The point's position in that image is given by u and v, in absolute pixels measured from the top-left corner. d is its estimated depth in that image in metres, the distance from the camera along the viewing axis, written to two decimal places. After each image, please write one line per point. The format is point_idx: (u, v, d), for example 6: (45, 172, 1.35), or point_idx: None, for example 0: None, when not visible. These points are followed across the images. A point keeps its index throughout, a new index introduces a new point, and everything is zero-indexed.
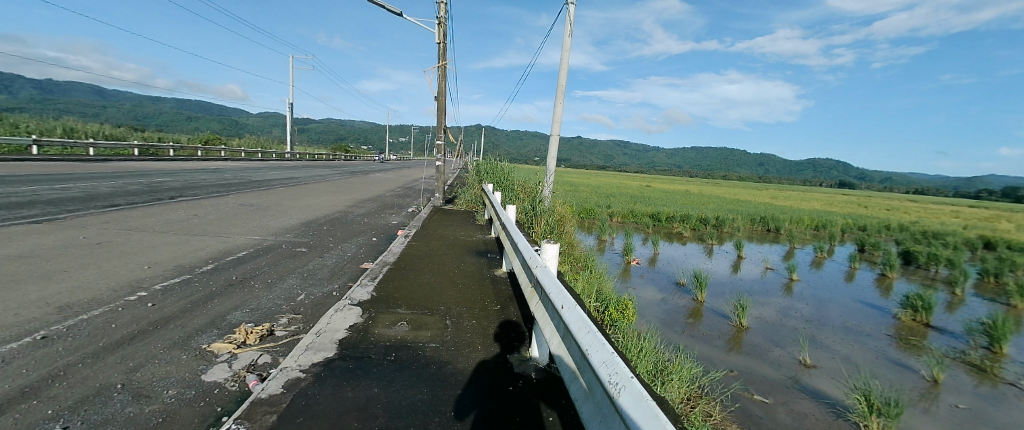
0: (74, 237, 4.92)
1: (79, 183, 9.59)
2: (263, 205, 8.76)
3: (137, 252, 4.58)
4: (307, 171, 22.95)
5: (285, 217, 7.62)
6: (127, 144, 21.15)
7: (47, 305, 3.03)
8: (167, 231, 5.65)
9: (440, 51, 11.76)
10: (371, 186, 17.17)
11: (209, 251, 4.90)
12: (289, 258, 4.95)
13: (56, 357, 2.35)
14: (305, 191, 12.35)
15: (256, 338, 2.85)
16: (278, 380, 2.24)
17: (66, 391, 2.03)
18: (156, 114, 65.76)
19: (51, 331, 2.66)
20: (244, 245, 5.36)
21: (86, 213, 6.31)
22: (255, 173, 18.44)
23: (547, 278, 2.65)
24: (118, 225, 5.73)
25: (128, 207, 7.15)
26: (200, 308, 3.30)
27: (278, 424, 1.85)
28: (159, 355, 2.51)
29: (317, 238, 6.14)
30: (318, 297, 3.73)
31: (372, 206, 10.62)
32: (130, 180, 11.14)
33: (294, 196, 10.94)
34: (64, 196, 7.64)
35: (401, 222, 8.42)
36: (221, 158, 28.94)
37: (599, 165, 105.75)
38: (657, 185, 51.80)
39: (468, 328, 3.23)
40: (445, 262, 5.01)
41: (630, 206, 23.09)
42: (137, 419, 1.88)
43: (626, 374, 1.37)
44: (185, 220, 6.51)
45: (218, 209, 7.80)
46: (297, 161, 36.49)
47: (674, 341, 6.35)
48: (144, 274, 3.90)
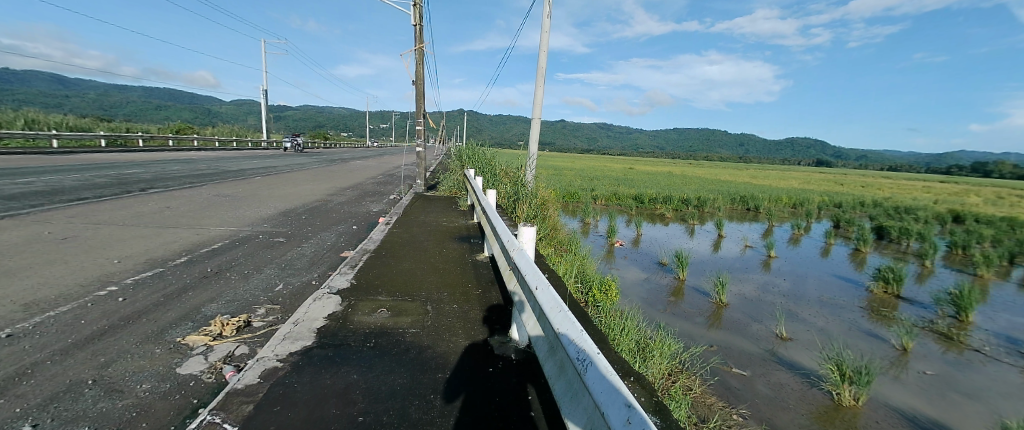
0: (38, 232, 4.73)
1: (42, 177, 9.17)
2: (240, 196, 8.55)
3: (106, 246, 4.44)
4: (285, 160, 22.37)
5: (263, 207, 7.47)
6: (94, 136, 20.30)
7: (11, 302, 2.93)
8: (138, 224, 5.48)
9: (417, 34, 11.43)
10: (353, 174, 16.87)
11: (180, 244, 4.77)
12: (267, 249, 4.86)
13: (23, 356, 2.29)
14: (283, 181, 12.06)
15: (233, 330, 2.81)
16: (255, 370, 2.22)
17: (35, 389, 1.99)
18: (123, 103, 62.89)
19: (16, 329, 2.57)
20: (220, 236, 5.24)
21: (50, 207, 6.07)
22: (230, 163, 17.83)
23: (524, 261, 2.66)
24: (84, 219, 5.53)
25: (95, 200, 6.89)
26: (175, 301, 3.24)
27: (254, 413, 1.85)
28: (132, 350, 2.47)
29: (296, 228, 6.04)
30: (296, 287, 3.70)
31: (353, 194, 10.46)
32: (97, 173, 10.69)
33: (272, 186, 10.68)
34: (25, 191, 7.30)
35: (383, 209, 8.33)
36: (194, 148, 28.00)
37: (584, 149, 105.81)
38: (640, 168, 52.17)
39: (448, 313, 3.25)
40: (426, 248, 5.00)
41: (614, 189, 23.26)
42: (110, 413, 1.86)
43: (594, 351, 1.41)
44: (157, 212, 6.32)
45: (192, 201, 7.57)
46: (276, 150, 35.58)
47: (656, 320, 6.52)
48: (113, 269, 3.79)
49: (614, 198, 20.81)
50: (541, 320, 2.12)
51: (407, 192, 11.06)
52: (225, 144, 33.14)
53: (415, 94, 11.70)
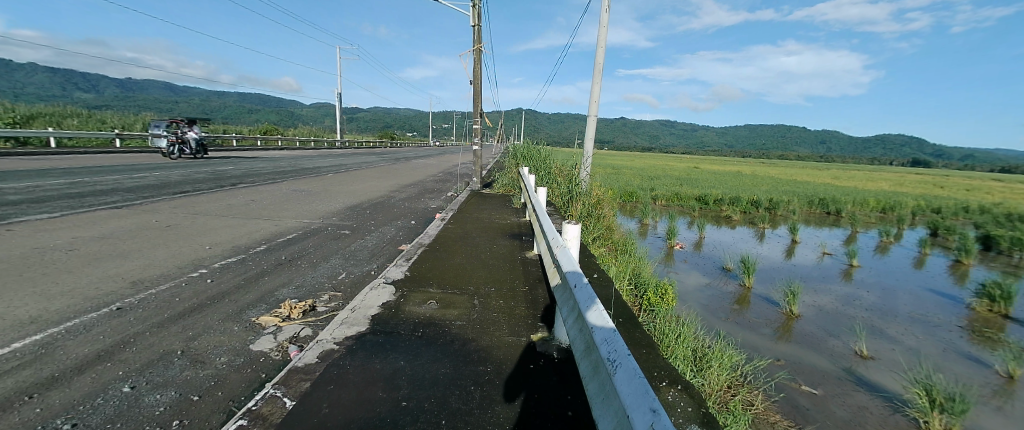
0: (149, 221, 5.52)
1: (156, 173, 10.70)
2: (313, 191, 9.34)
3: (201, 234, 5.06)
4: (355, 158, 24.11)
5: (333, 202, 8.11)
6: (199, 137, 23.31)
7: (122, 280, 3.44)
8: (227, 215, 6.19)
9: (476, 35, 11.70)
10: (415, 172, 17.72)
11: (260, 233, 5.33)
12: (333, 240, 5.26)
13: (130, 326, 2.70)
14: (351, 178, 12.97)
15: (299, 313, 3.03)
16: (314, 350, 2.44)
17: (135, 355, 2.34)
18: (221, 108, 71.56)
19: (125, 303, 3.03)
20: (293, 228, 5.77)
21: (157, 199, 7.02)
22: (308, 161, 19.55)
23: (566, 259, 2.61)
24: (185, 210, 6.34)
25: (193, 193, 7.86)
26: (254, 285, 3.61)
27: (310, 391, 2.08)
28: (214, 326, 2.79)
29: (360, 222, 6.48)
30: (356, 276, 3.96)
31: (414, 191, 10.99)
32: (198, 170, 12.22)
33: (341, 183, 11.55)
34: (141, 184, 8.53)
35: (439, 206, 8.68)
36: (279, 147, 31.11)
37: (640, 148, 101.91)
38: (704, 167, 49.11)
39: (495, 308, 3.15)
40: (478, 244, 5.06)
41: (675, 189, 22.07)
42: (194, 381, 2.18)
43: (625, 352, 1.36)
44: (243, 205, 7.10)
45: (272, 195, 8.39)
46: (348, 148, 38.53)
47: (717, 328, 6.09)
48: (205, 254, 4.32)
49: (676, 198, 19.78)
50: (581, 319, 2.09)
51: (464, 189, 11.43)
52: (305, 143, 36.46)
53: (472, 94, 12.01)
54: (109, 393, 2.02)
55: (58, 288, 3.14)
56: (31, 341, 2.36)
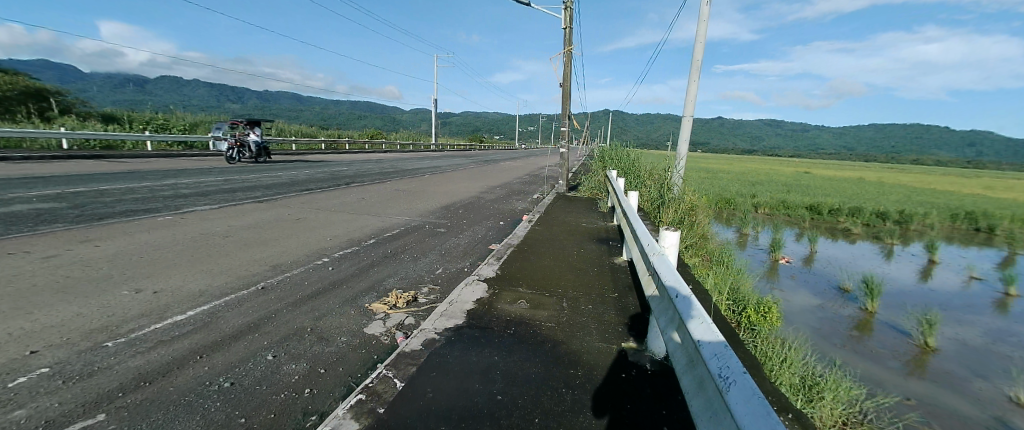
0: (285, 213, 6.42)
1: (288, 172, 12.45)
2: (411, 191, 10.14)
3: (324, 227, 5.76)
4: (447, 161, 25.66)
5: (429, 201, 8.72)
6: (317, 141, 26.51)
7: (267, 263, 4.05)
8: (343, 211, 6.95)
9: (567, 37, 11.71)
10: (501, 174, 18.22)
11: (370, 228, 5.90)
12: (430, 237, 5.63)
13: (273, 302, 3.18)
14: (445, 179, 13.86)
15: (404, 302, 3.31)
16: (418, 338, 2.64)
17: (277, 329, 2.78)
18: (326, 115, 81.11)
19: (269, 282, 3.56)
20: (397, 224, 6.31)
21: (290, 195, 8.16)
22: (408, 163, 21.31)
23: (664, 266, 2.52)
24: (311, 205, 7.28)
25: (316, 190, 9.00)
26: (365, 274, 4.01)
27: (416, 375, 2.26)
28: (336, 308, 3.16)
29: (454, 221, 6.85)
30: (452, 272, 4.19)
31: (501, 192, 11.37)
32: (319, 170, 13.97)
33: (436, 183, 12.39)
34: (278, 182, 9.99)
35: (526, 208, 8.86)
36: (383, 150, 34.35)
37: (726, 150, 94.10)
38: (814, 172, 43.59)
39: (584, 312, 3.13)
40: (565, 246, 5.04)
41: (783, 197, 19.87)
42: (320, 355, 2.55)
43: (739, 369, 1.25)
44: (355, 201, 7.95)
45: (378, 194, 9.27)
46: (439, 151, 40.92)
47: (827, 354, 5.41)
48: (328, 245, 4.90)
49: (782, 207, 17.83)
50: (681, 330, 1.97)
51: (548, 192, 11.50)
52: (405, 146, 39.58)
53: (561, 97, 12.07)
54: (258, 359, 2.47)
55: (220, 266, 3.82)
56: (202, 309, 2.97)
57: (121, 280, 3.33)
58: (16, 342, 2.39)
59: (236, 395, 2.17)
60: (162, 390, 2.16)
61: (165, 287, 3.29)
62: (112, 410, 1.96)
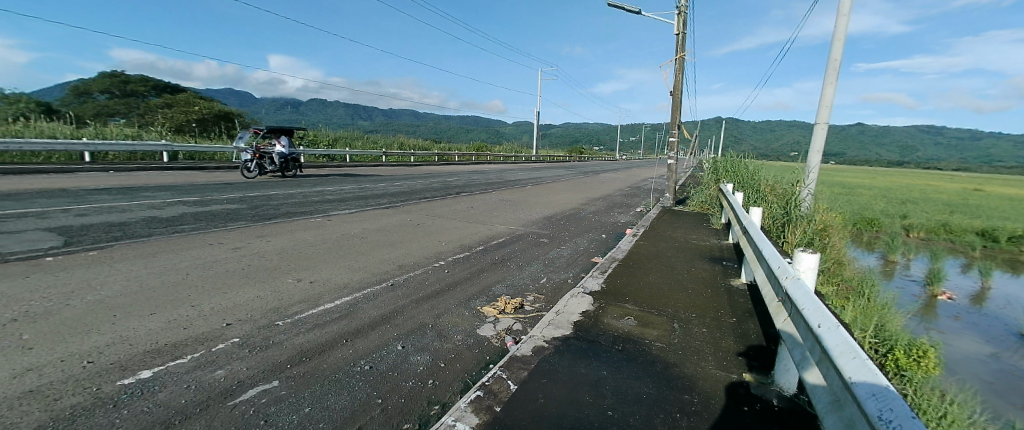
0: (407, 218, 7.11)
1: (408, 181, 13.82)
2: (514, 201, 10.53)
3: (441, 232, 6.25)
4: (548, 172, 26.06)
5: (531, 211, 8.97)
6: (429, 153, 28.82)
7: (395, 262, 4.54)
8: (456, 218, 7.47)
9: (679, 43, 10.90)
10: (601, 185, 17.86)
11: (480, 235, 6.27)
12: (534, 247, 5.78)
13: (401, 298, 3.59)
14: (547, 190, 14.17)
15: (512, 308, 3.47)
16: (528, 344, 2.76)
17: (405, 323, 3.15)
18: (428, 128, 88.71)
19: (397, 279, 4.02)
20: (502, 232, 6.59)
21: (410, 202, 9.04)
22: (511, 174, 22.20)
23: (800, 292, 2.28)
24: (428, 211, 7.96)
25: (431, 198, 9.82)
26: (477, 278, 4.27)
27: (527, 379, 2.35)
28: (453, 308, 3.44)
29: (556, 231, 6.95)
30: (556, 282, 4.26)
31: (602, 205, 11.21)
32: (432, 180, 15.29)
33: (537, 194, 12.73)
34: (400, 190, 11.13)
35: (628, 221, 8.61)
36: (487, 161, 36.19)
37: (856, 160, 80.58)
38: (1003, 190, 34.69)
39: (698, 336, 2.96)
40: (673, 263, 4.78)
41: (953, 221, 16.12)
42: (440, 351, 2.81)
43: (907, 413, 0.98)
44: (465, 210, 8.52)
45: (484, 203, 9.81)
46: (537, 162, 41.53)
47: (1006, 415, 4.34)
48: (444, 248, 5.32)
49: (951, 232, 14.53)
50: (827, 364, 1.65)
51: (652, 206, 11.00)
52: (505, 158, 40.94)
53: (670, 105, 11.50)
54: (390, 348, 2.83)
55: (359, 262, 4.43)
56: (345, 299, 3.49)
57: (288, 269, 4.07)
58: (223, 315, 3.13)
59: (374, 377, 2.51)
60: (319, 366, 2.60)
61: (318, 277, 3.92)
62: (285, 376, 2.48)
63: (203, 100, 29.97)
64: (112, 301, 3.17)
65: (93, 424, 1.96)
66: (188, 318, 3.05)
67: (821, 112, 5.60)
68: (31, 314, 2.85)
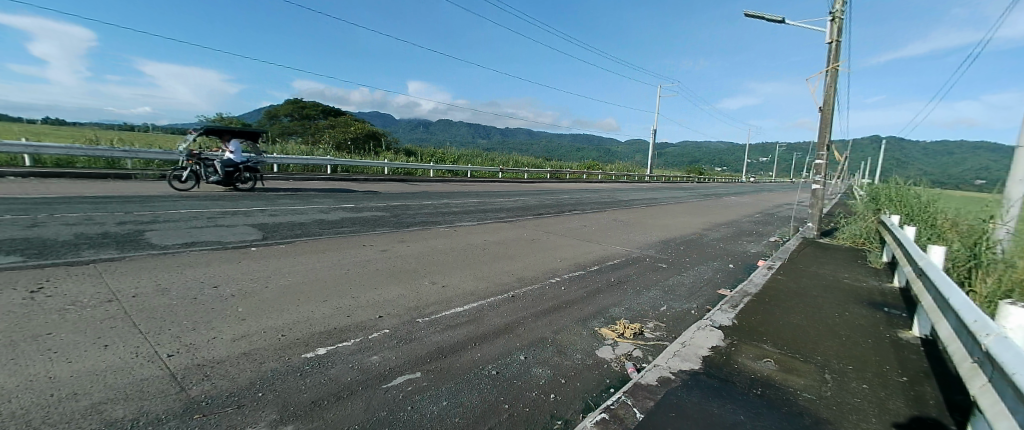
0: (525, 233, 7.45)
1: (524, 198, 14.42)
2: (628, 222, 10.31)
3: (557, 248, 6.41)
4: (663, 193, 24.78)
5: (646, 233, 8.69)
6: (541, 170, 29.40)
7: (516, 275, 4.82)
8: (571, 236, 7.59)
9: (830, 53, 8.98)
10: (726, 210, 16.26)
11: (595, 254, 6.27)
12: (651, 271, 5.59)
13: (522, 310, 3.84)
14: (663, 212, 13.54)
15: (631, 334, 3.45)
16: (653, 374, 2.71)
17: (525, 335, 3.35)
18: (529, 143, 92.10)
19: (517, 292, 4.30)
20: (617, 253, 6.52)
21: (527, 217, 9.46)
22: (623, 193, 21.69)
23: (1004, 348, 1.79)
24: (544, 227, 8.23)
25: (545, 215, 10.13)
26: (594, 298, 4.32)
27: (654, 409, 2.29)
28: (572, 327, 3.54)
29: (674, 257, 6.63)
30: (677, 311, 4.09)
31: (727, 231, 10.31)
32: (547, 197, 15.73)
33: (653, 215, 12.25)
34: (518, 205, 11.71)
35: (758, 252, 7.77)
36: (599, 179, 35.73)
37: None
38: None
39: (857, 392, 2.59)
40: (818, 305, 4.22)
41: None
42: (561, 366, 2.91)
43: None
44: (578, 228, 8.62)
45: (597, 222, 9.79)
46: (650, 183, 39.46)
47: None
48: (561, 265, 5.46)
49: None
50: None
51: (790, 236, 9.71)
52: (617, 177, 39.73)
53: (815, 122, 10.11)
54: (513, 357, 3.02)
55: (483, 271, 4.82)
56: (471, 306, 3.87)
57: (423, 273, 4.63)
58: (372, 308, 3.71)
59: (500, 383, 2.67)
60: (450, 364, 2.88)
61: (448, 283, 4.37)
62: (424, 370, 2.78)
63: (358, 122, 35.65)
64: (293, 287, 3.97)
65: (286, 387, 2.46)
66: (348, 307, 3.69)
67: (1021, 132, 4.60)
68: (241, 292, 3.76)
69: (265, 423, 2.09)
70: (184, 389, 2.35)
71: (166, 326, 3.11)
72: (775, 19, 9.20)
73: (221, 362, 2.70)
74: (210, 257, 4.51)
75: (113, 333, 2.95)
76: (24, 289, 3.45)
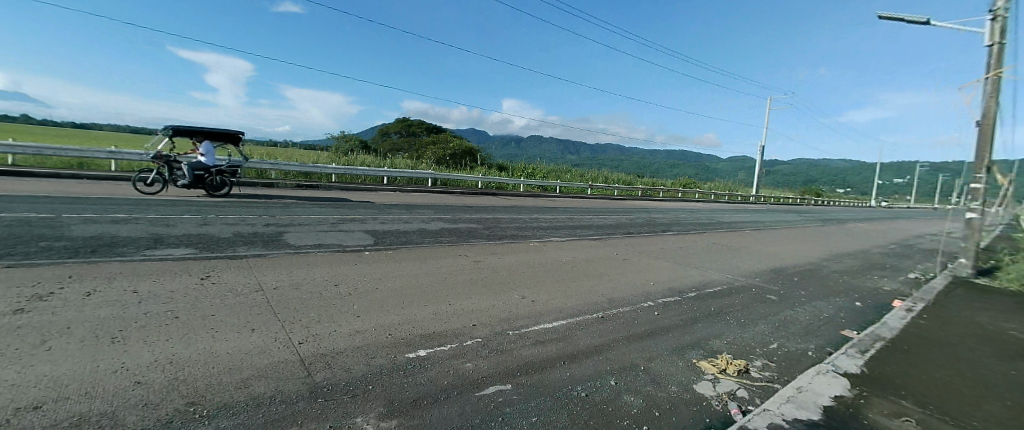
0: (616, 251, 7.36)
1: (614, 215, 14.11)
2: (729, 246, 9.58)
3: (650, 270, 6.23)
4: (771, 216, 22.26)
5: (750, 260, 8.00)
6: (633, 187, 28.40)
7: (607, 296, 4.82)
8: (664, 258, 7.31)
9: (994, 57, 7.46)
10: (849, 238, 14.13)
11: (690, 279, 5.96)
12: (757, 303, 5.15)
13: (613, 333, 3.83)
14: (771, 237, 12.25)
15: (735, 371, 3.23)
16: (762, 419, 2.48)
17: (616, 359, 3.32)
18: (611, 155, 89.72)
19: (608, 314, 4.29)
20: (717, 280, 6.12)
21: (616, 235, 9.32)
22: (723, 214, 19.98)
23: None
24: (635, 247, 8.03)
25: (636, 234, 9.88)
26: (691, 327, 4.12)
27: None
28: (667, 357, 3.42)
29: (785, 289, 6.01)
30: (789, 352, 3.71)
31: (853, 264, 8.97)
32: (637, 215, 15.20)
33: (758, 240, 11.17)
34: (607, 223, 11.56)
35: (895, 290, 6.66)
36: (695, 198, 33.27)
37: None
38: None
39: None
40: (980, 360, 3.51)
41: None
42: (655, 396, 2.79)
43: None
44: (673, 249, 8.27)
45: (694, 244, 9.27)
46: (750, 203, 35.98)
47: None
48: (654, 288, 5.30)
49: None
50: None
51: (936, 274, 8.13)
52: (714, 196, 36.72)
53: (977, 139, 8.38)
54: (604, 380, 2.98)
55: (573, 290, 4.90)
56: (561, 323, 3.95)
57: (513, 286, 4.84)
58: (469, 316, 3.96)
59: (589, 405, 2.62)
60: (539, 381, 2.91)
61: (538, 299, 4.51)
62: (513, 383, 2.86)
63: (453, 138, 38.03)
64: (401, 290, 4.42)
65: (390, 383, 2.71)
66: (444, 314, 3.97)
67: None
68: (358, 291, 4.29)
69: (373, 415, 2.32)
70: (309, 375, 2.73)
71: (295, 317, 3.63)
72: (917, 20, 7.97)
73: (338, 353, 3.08)
74: (332, 258, 5.20)
75: (258, 319, 3.53)
76: (198, 276, 4.29)
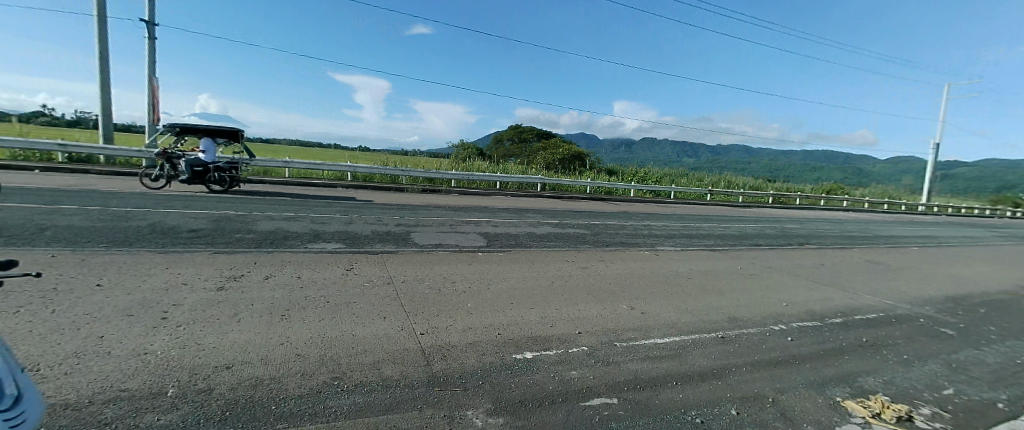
0: (739, 265, 6.70)
1: (736, 225, 12.67)
2: (891, 266, 7.96)
3: (781, 289, 5.54)
4: (957, 231, 17.58)
5: (921, 285, 6.55)
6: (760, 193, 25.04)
7: (728, 314, 4.43)
8: (801, 275, 6.43)
9: None
10: None
11: (832, 303, 5.15)
12: (928, 338, 4.22)
13: (734, 356, 3.49)
14: (959, 259, 9.75)
15: (894, 417, 2.66)
16: None
17: (738, 385, 3.00)
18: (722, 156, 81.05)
19: (728, 334, 3.93)
20: (872, 306, 5.17)
21: (739, 247, 8.47)
22: (885, 228, 16.39)
23: None
24: (762, 261, 7.20)
25: (764, 247, 8.83)
26: (832, 359, 3.55)
27: None
28: (802, 390, 2.98)
29: (973, 324, 4.81)
30: (973, 402, 2.97)
31: None
32: (765, 225, 13.43)
33: (936, 261, 9.02)
34: (728, 233, 10.51)
35: None
36: (844, 208, 27.90)
37: None
38: None
39: None
40: None
41: None
42: None
43: None
44: (812, 267, 7.20)
45: (842, 262, 7.92)
46: (922, 214, 29.04)
47: None
48: (786, 310, 4.71)
49: None
50: None
51: None
52: (872, 206, 30.34)
53: None
54: (722, 408, 2.68)
55: (689, 304, 4.60)
56: (673, 340, 3.71)
57: (623, 297, 4.71)
58: (580, 323, 3.93)
59: None
60: (649, 399, 2.73)
61: (649, 311, 4.33)
62: (620, 398, 2.73)
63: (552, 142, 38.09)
64: (514, 292, 4.59)
65: (499, 381, 2.80)
66: (551, 318, 4.01)
67: None
68: (473, 289, 4.57)
69: (483, 410, 2.43)
70: (429, 364, 2.96)
71: (419, 309, 3.99)
72: None
73: (453, 347, 3.29)
74: (450, 257, 5.64)
75: (390, 309, 3.97)
76: (343, 267, 4.96)
